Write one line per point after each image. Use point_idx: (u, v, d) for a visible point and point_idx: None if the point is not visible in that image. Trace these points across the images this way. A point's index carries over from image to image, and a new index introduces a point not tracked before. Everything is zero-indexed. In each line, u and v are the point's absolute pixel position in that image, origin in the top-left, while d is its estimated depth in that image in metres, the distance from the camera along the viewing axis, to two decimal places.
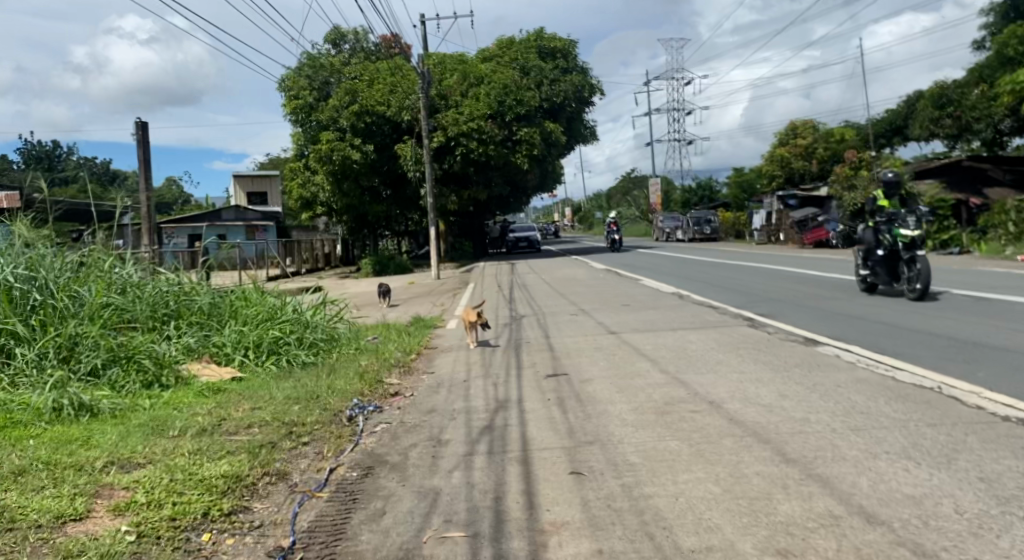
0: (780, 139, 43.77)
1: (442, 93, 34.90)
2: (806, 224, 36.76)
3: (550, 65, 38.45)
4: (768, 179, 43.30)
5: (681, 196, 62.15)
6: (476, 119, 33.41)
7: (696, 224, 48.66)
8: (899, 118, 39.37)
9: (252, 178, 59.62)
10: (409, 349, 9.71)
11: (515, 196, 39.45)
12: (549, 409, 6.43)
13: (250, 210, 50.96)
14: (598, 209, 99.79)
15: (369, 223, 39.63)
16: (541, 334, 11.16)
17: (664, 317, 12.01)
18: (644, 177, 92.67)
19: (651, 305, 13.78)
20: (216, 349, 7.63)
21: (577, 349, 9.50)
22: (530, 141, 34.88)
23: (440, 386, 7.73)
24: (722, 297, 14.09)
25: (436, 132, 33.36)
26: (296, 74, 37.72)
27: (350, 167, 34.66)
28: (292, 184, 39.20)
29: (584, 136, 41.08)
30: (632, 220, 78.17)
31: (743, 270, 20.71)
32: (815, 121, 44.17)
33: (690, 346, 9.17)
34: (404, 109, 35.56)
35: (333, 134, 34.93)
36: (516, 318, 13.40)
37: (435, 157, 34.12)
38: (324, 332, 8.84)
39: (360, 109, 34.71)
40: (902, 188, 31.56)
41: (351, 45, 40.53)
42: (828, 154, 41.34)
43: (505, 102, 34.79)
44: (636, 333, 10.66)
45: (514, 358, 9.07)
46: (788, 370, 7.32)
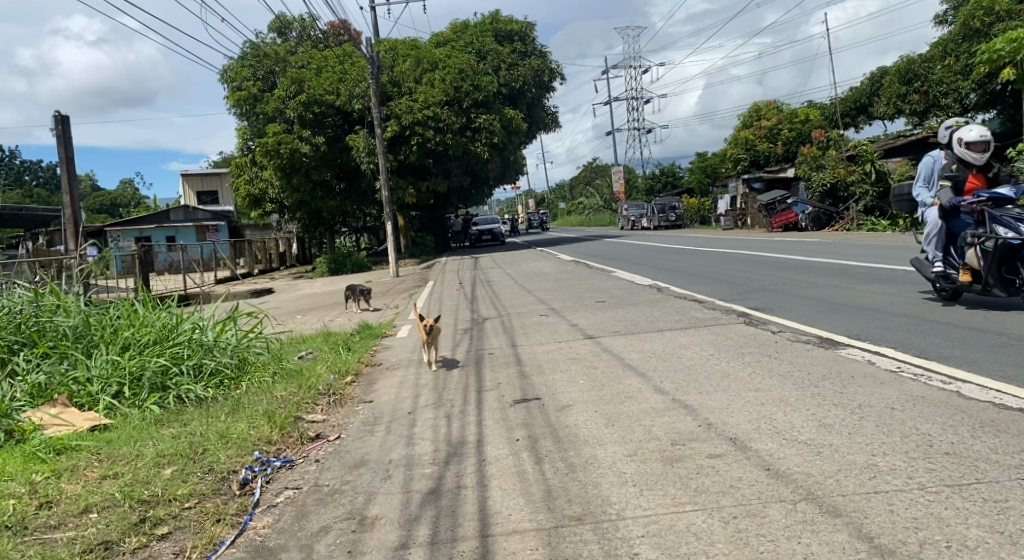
0: (745, 120, 42.49)
1: (394, 80, 32.93)
2: (774, 207, 35.42)
3: (507, 48, 36.71)
4: (734, 162, 41.79)
5: (645, 183, 60.97)
6: (431, 106, 31.53)
7: (660, 211, 47.38)
8: (865, 97, 38.50)
9: (200, 176, 57.11)
10: (344, 370, 7.96)
11: (475, 188, 37.68)
12: (518, 457, 4.77)
13: (198, 210, 48.49)
14: (561, 199, 98.66)
15: (323, 219, 37.66)
16: (506, 341, 9.45)
17: (648, 315, 10.38)
18: (606, 164, 91.25)
19: (629, 301, 12.16)
20: (78, 387, 5.84)
21: (549, 361, 7.84)
22: (488, 128, 33.16)
23: (377, 423, 6.02)
24: (708, 289, 12.57)
25: (389, 121, 31.39)
26: (238, 63, 35.66)
27: (300, 161, 32.65)
28: (239, 181, 37.11)
29: (545, 123, 39.47)
30: (596, 208, 77.01)
31: (722, 256, 19.26)
32: (780, 102, 42.95)
33: (685, 353, 7.56)
34: (354, 97, 33.35)
35: (279, 126, 32.89)
36: (476, 321, 11.70)
37: (388, 147, 32.25)
38: (234, 355, 7.04)
39: (307, 99, 32.68)
40: (874, 166, 30.50)
41: (297, 33, 38.38)
42: (795, 134, 40.10)
43: (461, 88, 32.98)
44: (617, 336, 9.02)
45: (472, 377, 7.39)
46: (819, 386, 5.73)
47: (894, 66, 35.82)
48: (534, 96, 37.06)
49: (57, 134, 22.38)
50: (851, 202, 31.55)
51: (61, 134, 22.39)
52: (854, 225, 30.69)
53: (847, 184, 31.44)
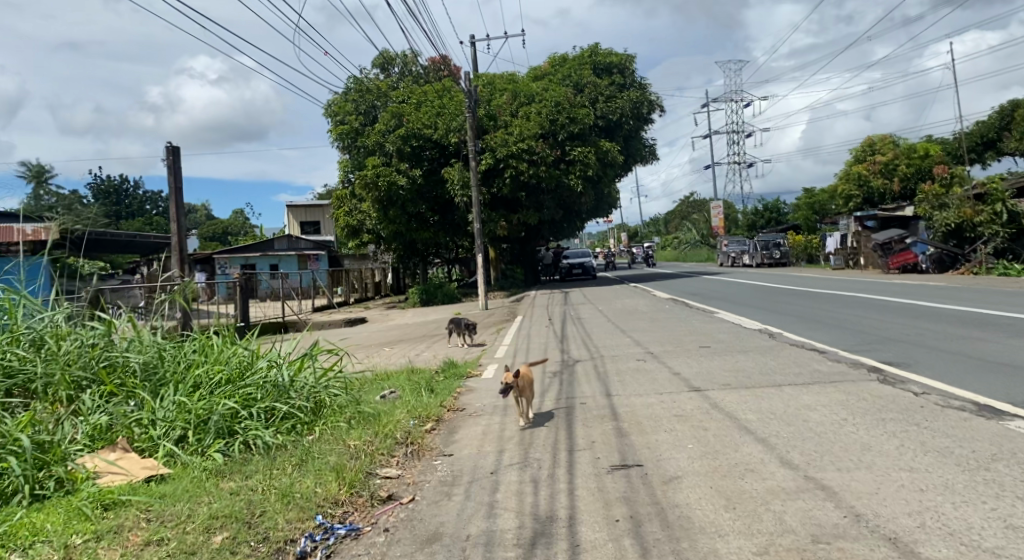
0: (857, 155, 40.32)
1: (491, 113, 32.85)
2: (891, 247, 33.18)
3: (605, 81, 36.19)
4: (845, 199, 39.63)
5: (746, 219, 58.94)
6: (527, 139, 31.25)
7: (763, 248, 45.47)
8: (992, 131, 35.86)
9: (304, 207, 58.83)
10: (426, 417, 7.34)
11: (570, 220, 37.12)
12: (620, 546, 4.01)
13: (300, 240, 49.78)
14: (657, 234, 97.00)
15: (418, 250, 37.85)
16: (601, 389, 8.67)
17: (758, 365, 9.37)
18: (705, 199, 89.12)
19: (735, 347, 11.15)
20: (140, 430, 5.41)
21: (651, 417, 7.00)
22: (584, 160, 32.58)
23: (456, 484, 5.34)
24: (825, 337, 11.43)
25: (484, 154, 31.30)
26: (342, 97, 36.48)
27: (398, 193, 32.97)
28: (339, 211, 37.83)
29: (643, 156, 38.60)
30: (693, 243, 75.10)
31: (835, 299, 17.90)
32: (895, 136, 40.60)
33: (809, 415, 6.59)
34: (451, 130, 33.59)
35: (378, 158, 33.29)
36: (569, 363, 10.92)
37: (482, 179, 32.17)
38: (310, 397, 6.52)
39: (405, 132, 32.99)
40: (1005, 206, 28.70)
41: (399, 68, 38.99)
42: (912, 170, 37.72)
43: (557, 121, 32.63)
44: (726, 389, 8.10)
45: (564, 432, 6.64)
46: (990, 472, 4.72)
47: None
48: (632, 129, 36.30)
49: (168, 164, 23.10)
50: (979, 243, 29.36)
51: (171, 164, 23.12)
52: (983, 268, 28.31)
53: (973, 224, 29.38)
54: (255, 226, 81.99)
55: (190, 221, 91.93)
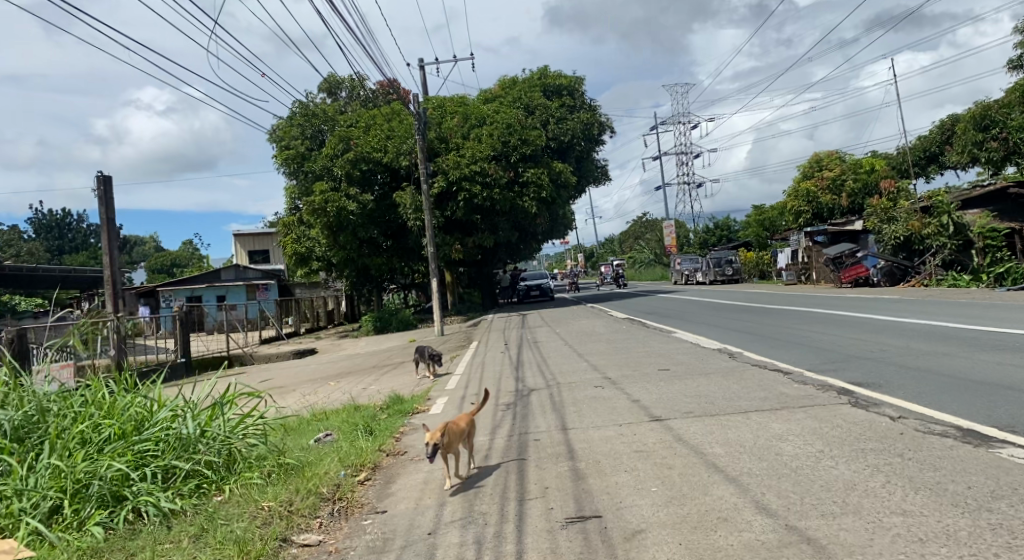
0: (805, 172, 40.63)
1: (441, 135, 32.24)
2: (843, 261, 33.28)
3: (555, 102, 35.93)
4: (795, 215, 39.85)
5: (699, 237, 59.24)
6: (478, 161, 30.69)
7: (716, 265, 45.59)
8: (935, 145, 36.46)
9: (251, 235, 57.36)
10: (360, 465, 6.57)
11: (524, 243, 36.62)
12: None
13: (248, 270, 48.31)
14: (612, 254, 97.28)
15: (370, 277, 36.92)
16: (556, 422, 7.97)
17: (722, 390, 8.80)
18: (657, 218, 89.79)
19: (696, 370, 10.57)
20: (6, 502, 4.61)
21: (610, 454, 6.35)
22: (536, 182, 32.12)
23: (385, 549, 4.59)
24: (789, 357, 10.96)
25: (436, 177, 30.63)
26: (287, 122, 35.52)
27: (347, 219, 32.09)
28: (286, 239, 36.74)
29: (596, 177, 38.38)
30: (647, 263, 75.31)
31: (795, 315, 17.57)
32: (842, 152, 41.07)
33: (782, 447, 5.99)
34: (401, 154, 32.76)
35: (326, 183, 32.36)
36: (523, 393, 10.24)
37: (436, 203, 31.49)
38: (222, 448, 5.73)
39: (353, 156, 32.18)
40: (950, 218, 28.58)
41: (346, 91, 38.18)
42: (860, 185, 38.10)
43: (509, 142, 32.21)
44: (690, 419, 7.47)
45: (514, 476, 5.95)
46: (996, 514, 4.15)
47: (967, 112, 33.86)
48: (583, 150, 36.07)
49: (98, 195, 21.93)
50: (928, 255, 29.60)
51: (102, 195, 21.94)
52: (933, 279, 28.49)
53: (922, 236, 29.65)
54: (203, 257, 79.90)
55: (134, 252, 89.20)
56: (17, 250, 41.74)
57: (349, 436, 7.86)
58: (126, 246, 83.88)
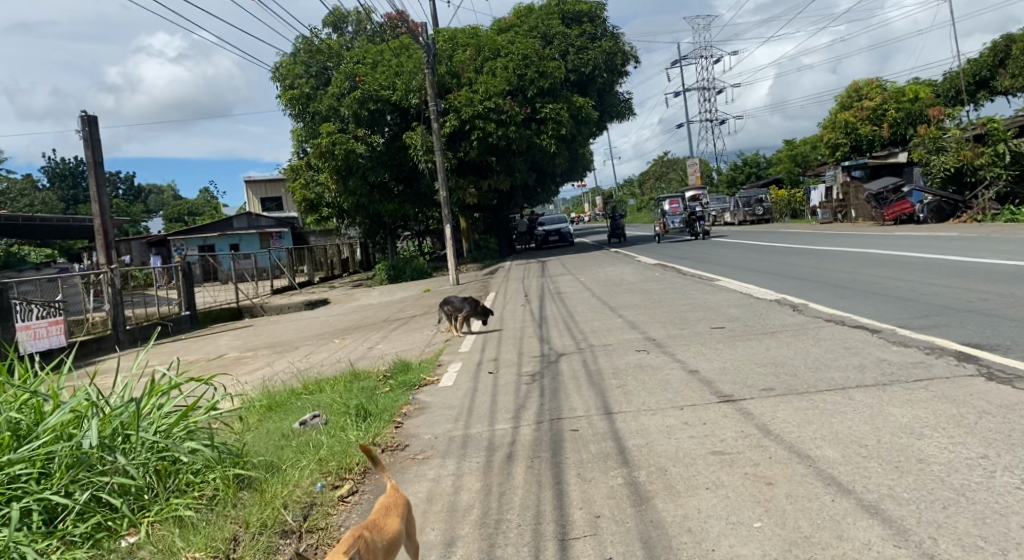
0: (843, 102, 37.63)
1: (453, 70, 30.06)
2: (887, 197, 30.90)
3: (575, 31, 33.52)
4: (832, 148, 37.27)
5: (726, 176, 56.74)
6: (493, 97, 28.59)
7: (745, 205, 43.55)
8: (986, 69, 33.74)
9: (263, 182, 55.69)
10: (341, 471, 5.00)
11: (544, 185, 34.69)
12: None
13: (259, 217, 46.77)
14: (632, 196, 94.73)
15: (384, 223, 35.33)
16: (597, 403, 6.32)
17: (801, 356, 7.11)
18: (678, 158, 87.00)
19: (758, 329, 8.86)
20: None
21: (681, 457, 4.71)
22: (556, 119, 30.11)
23: None
24: (865, 310, 9.19)
25: (448, 115, 28.60)
26: (290, 59, 33.58)
27: (357, 161, 30.28)
28: (294, 183, 35.12)
29: (619, 112, 36.09)
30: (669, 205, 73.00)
31: (849, 258, 15.71)
32: (881, 79, 38.00)
33: (922, 448, 4.33)
34: (411, 91, 30.81)
35: (333, 124, 30.55)
36: (552, 359, 8.58)
37: (448, 143, 29.55)
38: (146, 464, 4.14)
39: (361, 95, 30.19)
40: (1007, 146, 26.72)
41: (353, 26, 35.96)
42: (901, 114, 35.31)
43: (526, 76, 30.03)
44: (772, 400, 5.81)
45: (553, 496, 4.32)
46: None
47: None
48: (606, 82, 33.79)
49: (84, 136, 20.21)
50: (981, 188, 27.41)
51: (87, 136, 20.23)
52: (987, 214, 26.32)
53: (974, 168, 27.32)
54: (218, 204, 78.69)
55: (151, 201, 88.08)
56: (25, 200, 40.41)
57: (336, 425, 6.29)
58: (142, 195, 82.64)
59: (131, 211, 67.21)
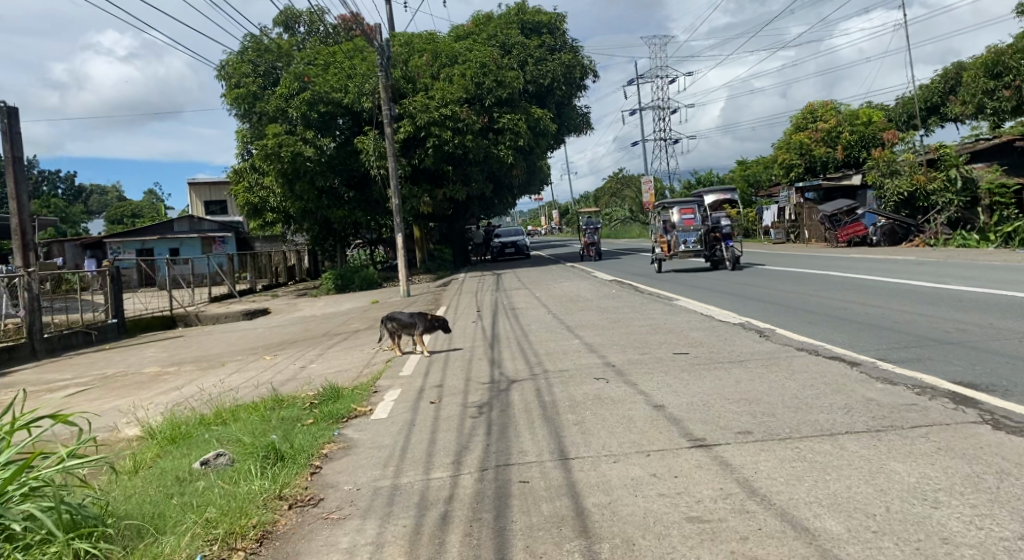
0: (797, 123, 37.66)
1: (408, 75, 29.10)
2: (840, 218, 30.88)
3: (534, 42, 32.88)
4: (787, 168, 37.22)
5: (681, 193, 56.75)
6: (449, 104, 27.70)
7: None
8: (937, 95, 34.11)
9: (208, 185, 53.82)
10: (229, 540, 4.06)
11: (499, 197, 33.89)
12: None
13: (203, 221, 45.02)
14: (586, 212, 94.69)
15: (333, 230, 34.10)
16: (550, 445, 5.46)
17: (778, 391, 6.35)
18: (633, 175, 87.26)
19: (726, 356, 8.10)
20: None
21: (651, 526, 3.86)
22: (513, 129, 29.35)
23: None
24: (841, 338, 8.53)
25: (402, 121, 27.62)
26: (237, 57, 32.22)
27: (304, 166, 29.07)
28: (238, 186, 33.70)
29: (576, 125, 35.50)
30: (623, 221, 72.92)
31: (813, 279, 15.18)
32: (835, 102, 38.10)
33: (943, 523, 3.55)
34: (364, 95, 29.72)
35: (280, 126, 29.35)
36: (500, 386, 7.70)
37: (401, 149, 28.55)
38: None
39: (310, 97, 29.05)
40: (959, 171, 26.54)
41: (304, 27, 34.77)
42: (855, 137, 35.32)
43: (483, 84, 29.21)
44: (751, 447, 5.03)
45: None
46: None
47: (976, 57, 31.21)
48: (564, 94, 33.22)
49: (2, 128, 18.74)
50: (933, 213, 27.42)
51: (5, 128, 18.76)
52: (939, 239, 26.31)
53: (927, 192, 27.40)
54: (164, 207, 76.14)
55: (93, 202, 85.07)
56: None
57: (241, 473, 5.31)
58: (83, 195, 79.52)
59: (69, 211, 64.48)
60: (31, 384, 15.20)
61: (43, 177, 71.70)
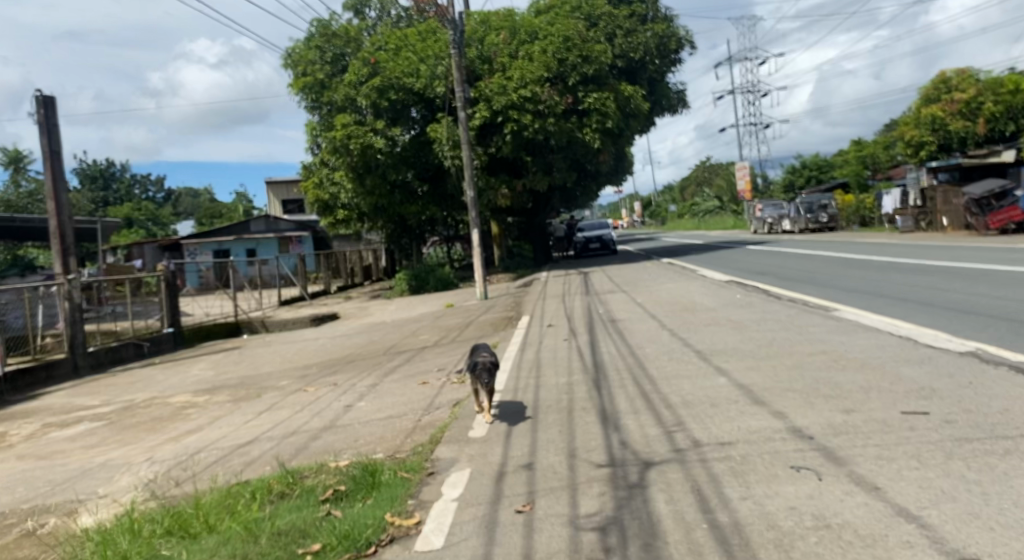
0: (926, 95, 32.87)
1: (484, 56, 26.29)
2: (989, 203, 25.78)
3: (623, 12, 29.42)
4: (914, 146, 32.44)
5: (783, 179, 52.20)
6: (529, 84, 24.73)
7: (806, 211, 39.02)
8: None
9: (287, 184, 52.49)
10: None
11: (584, 186, 30.73)
12: None
13: (280, 220, 43.55)
14: (674, 202, 90.60)
15: (409, 227, 31.78)
16: None
17: None
18: (722, 163, 82.72)
19: (1003, 423, 4.84)
20: None
21: None
22: (600, 110, 26.01)
23: None
24: None
25: (477, 106, 24.85)
26: (305, 44, 30.10)
27: (375, 160, 26.65)
28: (309, 183, 31.79)
29: (670, 104, 31.95)
30: (718, 213, 68.58)
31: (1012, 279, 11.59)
32: (971, 68, 33.10)
33: None
34: (436, 79, 26.77)
35: (349, 117, 27.04)
36: (630, 478, 4.66)
37: (477, 137, 25.89)
38: None
39: (381, 83, 26.49)
40: None
41: (376, 11, 32.39)
42: (999, 108, 30.44)
43: (567, 61, 26.08)
44: None
45: None
46: None
47: None
48: (657, 70, 29.77)
49: (38, 120, 16.60)
50: None
51: (42, 121, 16.60)
52: None
53: None
54: (251, 207, 75.96)
55: (185, 205, 86.28)
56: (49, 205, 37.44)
57: None
58: (174, 198, 80.32)
59: (160, 213, 64.72)
60: (53, 410, 12.93)
61: (138, 181, 72.61)
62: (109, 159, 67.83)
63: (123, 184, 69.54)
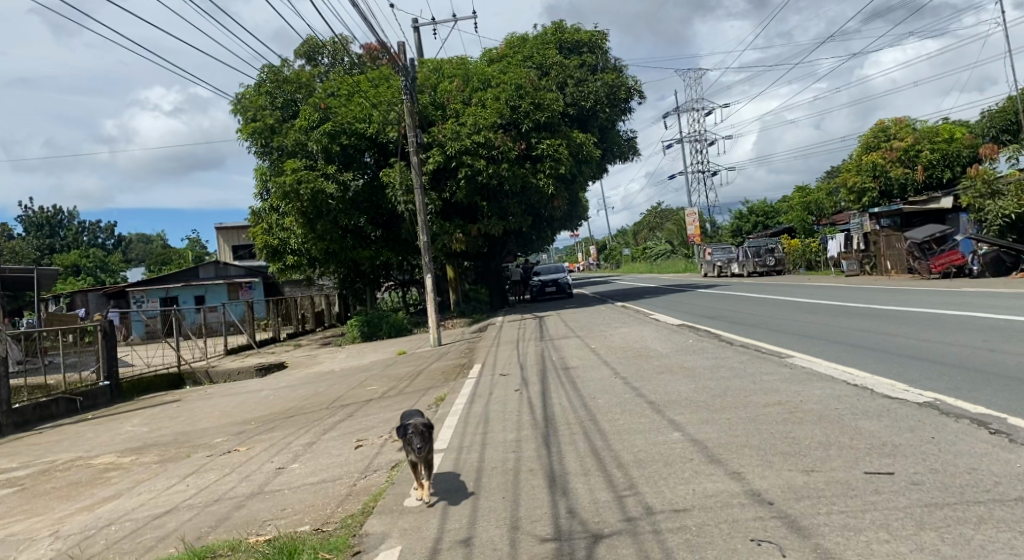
0: (867, 142, 33.69)
1: (437, 102, 26.17)
2: (930, 248, 26.28)
3: (574, 61, 29.71)
4: (858, 192, 33.07)
5: (732, 224, 52.95)
6: (482, 130, 24.61)
7: (756, 255, 39.44)
8: None
9: (237, 229, 51.48)
10: None
11: (540, 231, 30.60)
12: None
13: (228, 265, 42.50)
14: (626, 246, 91.37)
15: (361, 271, 31.20)
16: None
17: None
18: (673, 208, 83.87)
19: (971, 486, 4.54)
20: None
21: None
22: (553, 156, 26.01)
23: None
24: None
25: (431, 151, 24.60)
26: (255, 89, 29.61)
27: (325, 205, 26.11)
28: (257, 228, 31.06)
29: (621, 150, 32.19)
30: (669, 258, 69.23)
31: (966, 324, 11.54)
32: (910, 118, 34.07)
33: None
34: (389, 124, 26.48)
35: (299, 162, 26.52)
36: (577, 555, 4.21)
37: (430, 182, 25.62)
38: None
39: (332, 128, 26.08)
40: None
41: (327, 58, 32.15)
42: (937, 156, 31.29)
43: (520, 108, 26.04)
44: None
45: None
46: None
47: None
48: (609, 118, 30.00)
49: None
50: None
51: None
52: None
53: None
54: (200, 253, 74.41)
55: (131, 251, 84.15)
56: None
57: None
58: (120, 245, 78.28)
59: (106, 259, 62.89)
60: None
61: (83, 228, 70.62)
62: (52, 205, 65.92)
63: (66, 230, 67.56)
